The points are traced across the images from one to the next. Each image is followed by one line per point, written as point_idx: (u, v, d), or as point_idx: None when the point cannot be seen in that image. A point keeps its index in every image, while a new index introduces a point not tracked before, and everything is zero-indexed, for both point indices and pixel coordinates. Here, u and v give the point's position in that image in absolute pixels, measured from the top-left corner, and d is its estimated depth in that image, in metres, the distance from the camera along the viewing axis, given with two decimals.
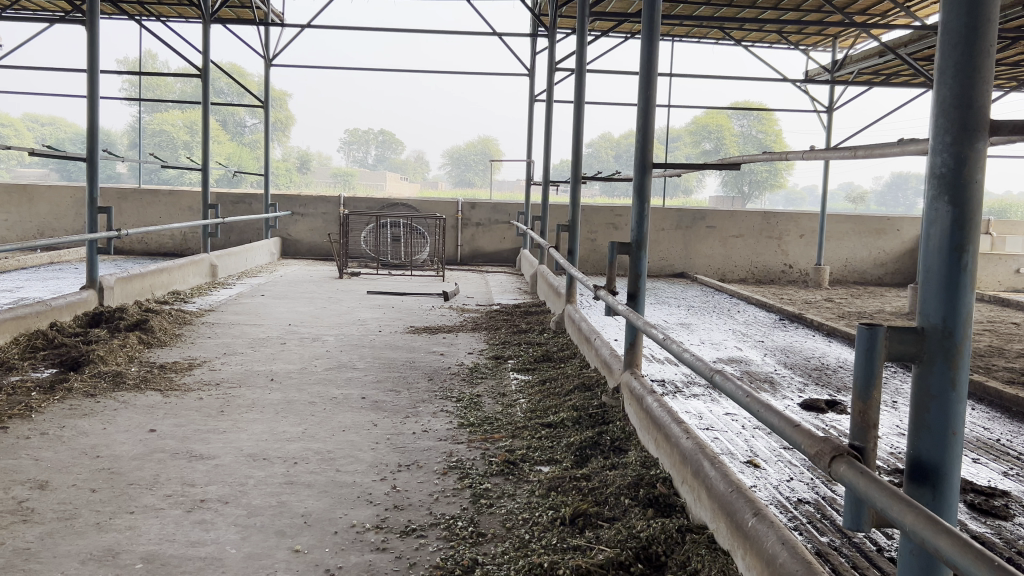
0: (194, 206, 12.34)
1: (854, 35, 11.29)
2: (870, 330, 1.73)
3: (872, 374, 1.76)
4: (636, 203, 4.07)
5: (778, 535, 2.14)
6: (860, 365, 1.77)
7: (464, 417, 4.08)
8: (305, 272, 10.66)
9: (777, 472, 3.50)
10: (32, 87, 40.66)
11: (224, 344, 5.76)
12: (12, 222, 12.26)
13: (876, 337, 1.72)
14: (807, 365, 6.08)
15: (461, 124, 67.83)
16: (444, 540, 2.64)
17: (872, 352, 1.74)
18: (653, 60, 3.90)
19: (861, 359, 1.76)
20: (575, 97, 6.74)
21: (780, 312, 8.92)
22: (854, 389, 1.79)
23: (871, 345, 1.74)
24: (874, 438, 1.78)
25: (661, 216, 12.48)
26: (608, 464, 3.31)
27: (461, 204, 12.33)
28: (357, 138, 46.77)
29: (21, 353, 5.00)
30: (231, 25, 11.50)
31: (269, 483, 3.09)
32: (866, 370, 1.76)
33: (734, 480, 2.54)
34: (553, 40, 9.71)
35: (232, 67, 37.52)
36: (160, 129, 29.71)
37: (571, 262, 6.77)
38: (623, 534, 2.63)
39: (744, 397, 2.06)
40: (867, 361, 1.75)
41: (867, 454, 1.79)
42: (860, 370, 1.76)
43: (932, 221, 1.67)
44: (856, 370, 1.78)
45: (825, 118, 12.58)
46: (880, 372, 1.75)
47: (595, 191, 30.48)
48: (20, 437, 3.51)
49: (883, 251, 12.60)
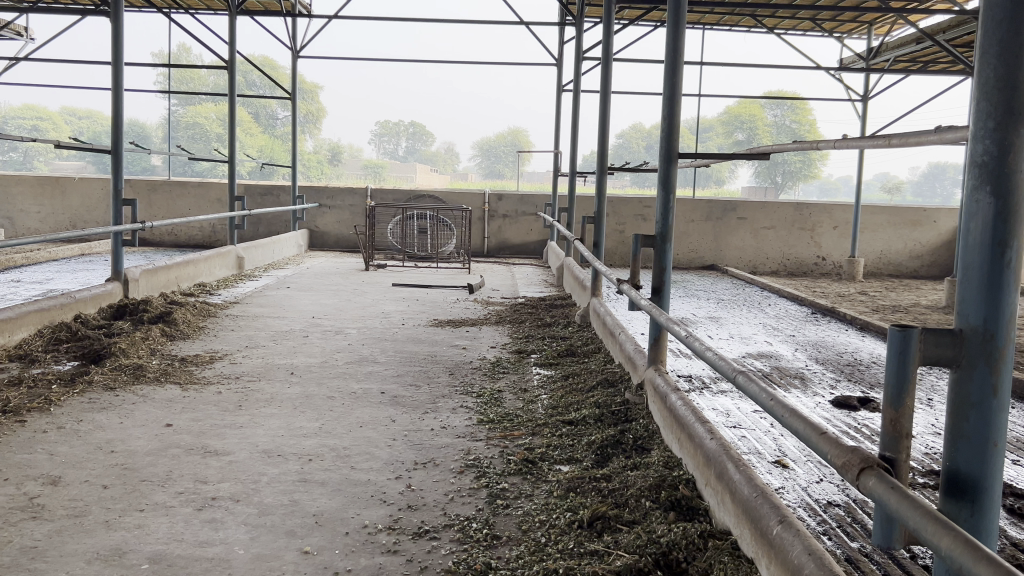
0: (223, 198, 12.39)
1: (891, 21, 11.00)
2: (904, 332, 1.61)
3: (904, 378, 1.64)
4: (661, 195, 3.94)
5: (803, 544, 2.02)
6: (891, 368, 1.65)
7: (484, 413, 4.01)
8: (331, 264, 10.63)
9: (807, 473, 3.38)
10: (68, 80, 41.19)
11: (247, 337, 5.73)
12: (45, 214, 12.41)
13: (910, 339, 1.61)
14: (840, 361, 5.91)
15: (491, 116, 67.74)
16: (457, 543, 2.57)
17: (906, 355, 1.62)
18: (679, 46, 3.76)
19: (892, 364, 1.64)
20: (602, 87, 6.59)
21: (812, 305, 8.73)
22: (886, 394, 1.68)
23: (905, 347, 1.62)
24: (907, 449, 1.67)
25: (690, 207, 12.27)
26: (629, 464, 3.21)
27: (488, 196, 12.25)
28: (386, 130, 46.81)
29: (45, 345, 5.00)
30: (259, 17, 11.49)
31: (282, 481, 3.03)
32: (898, 373, 1.65)
33: (759, 483, 2.43)
34: (580, 29, 9.56)
35: (264, 60, 37.74)
36: (194, 122, 29.89)
37: (596, 255, 6.64)
38: (643, 539, 2.53)
39: (767, 401, 1.95)
40: (900, 363, 1.62)
41: (898, 465, 1.68)
42: (892, 374, 1.64)
43: (972, 216, 1.55)
44: (887, 373, 1.67)
45: (859, 107, 12.31)
46: (913, 375, 1.63)
47: (626, 182, 30.18)
48: (37, 431, 3.49)
49: (919, 243, 12.32)
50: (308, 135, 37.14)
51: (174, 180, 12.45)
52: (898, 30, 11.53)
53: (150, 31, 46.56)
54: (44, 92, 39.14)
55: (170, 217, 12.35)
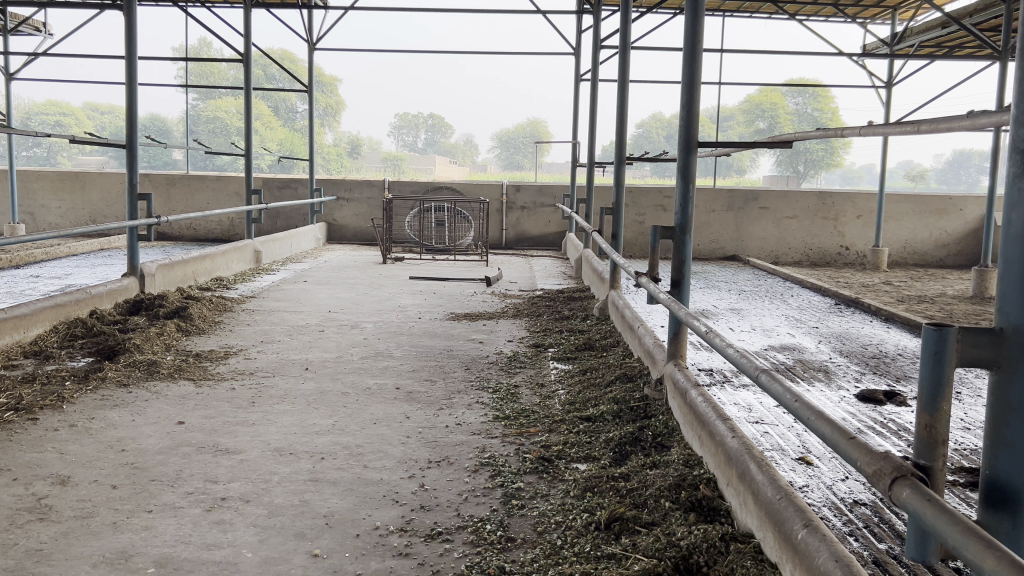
0: (241, 191, 12.38)
1: (915, 6, 10.78)
2: (941, 331, 1.51)
3: (941, 382, 1.54)
4: (680, 183, 3.82)
5: (830, 550, 1.93)
6: (927, 369, 1.56)
7: (499, 409, 3.94)
8: (350, 257, 10.58)
9: (831, 470, 3.29)
10: (89, 76, 41.45)
11: (262, 332, 5.68)
12: (65, 209, 12.46)
13: (948, 338, 1.51)
14: (864, 353, 5.78)
15: (509, 108, 67.68)
16: (470, 545, 2.49)
17: (941, 355, 1.53)
18: (698, 33, 3.64)
19: (926, 366, 1.55)
20: (619, 77, 6.46)
21: (836, 295, 8.59)
22: (920, 398, 1.59)
23: (941, 348, 1.53)
24: (943, 457, 1.57)
25: (711, 197, 12.12)
26: (648, 463, 3.13)
27: (506, 187, 12.17)
28: (407, 121, 46.47)
29: (60, 341, 4.99)
30: (274, 10, 11.44)
31: (293, 480, 2.98)
32: (933, 375, 1.56)
33: (782, 485, 2.33)
34: (598, 17, 9.41)
35: (283, 54, 37.79)
36: (214, 116, 29.89)
37: (616, 246, 6.51)
38: (662, 542, 2.45)
39: (791, 401, 1.84)
40: (936, 365, 1.53)
41: (934, 474, 1.58)
42: (927, 378, 1.55)
43: (1014, 205, 1.48)
44: (922, 375, 1.57)
45: (883, 94, 12.11)
46: (950, 378, 1.53)
47: (647, 172, 29.95)
48: (49, 429, 3.45)
49: (945, 231, 12.10)
50: (328, 128, 37.18)
51: (192, 174, 12.46)
52: (923, 14, 11.28)
53: (168, 26, 46.72)
54: (67, 89, 39.30)
55: (189, 211, 12.37)
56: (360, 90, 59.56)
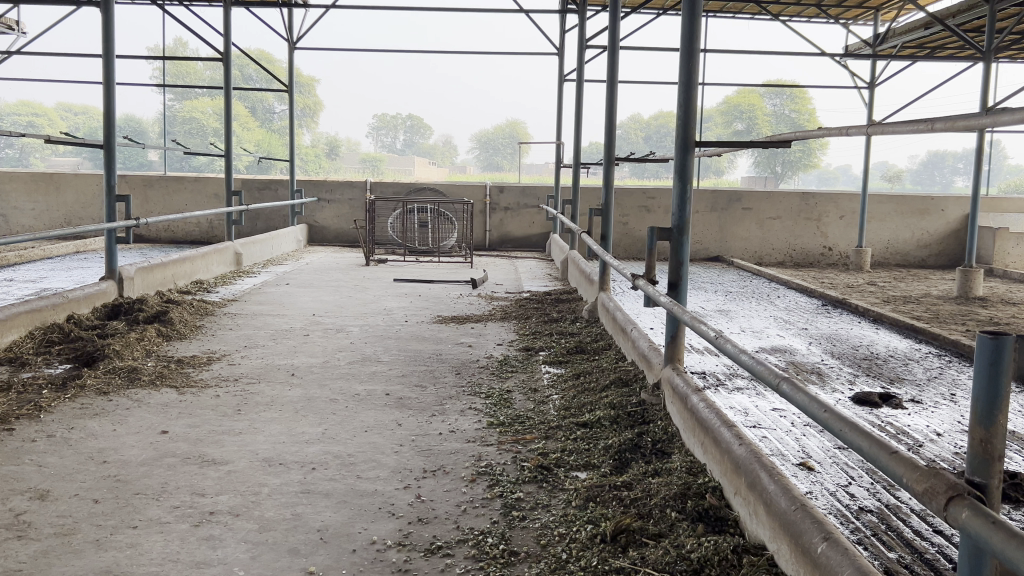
0: (220, 193, 12.19)
1: (898, 7, 10.77)
2: (998, 340, 1.46)
3: (996, 396, 1.48)
4: (677, 184, 3.73)
5: (852, 564, 1.84)
6: (981, 383, 1.49)
7: (493, 416, 3.83)
8: (331, 259, 10.45)
9: (834, 476, 3.22)
10: (60, 74, 40.82)
11: (246, 336, 5.55)
12: (39, 210, 12.22)
13: (1005, 348, 1.47)
14: (856, 355, 5.74)
15: (488, 109, 67.65)
16: (472, 560, 2.40)
17: (998, 367, 1.47)
18: (695, 32, 3.55)
19: (982, 376, 1.49)
20: (608, 77, 6.38)
21: (823, 296, 8.57)
22: (973, 412, 1.52)
23: (998, 358, 1.48)
24: (999, 473, 1.51)
25: (695, 199, 12.08)
26: (650, 471, 3.05)
27: (489, 188, 12.08)
28: (386, 122, 46.01)
29: (36, 347, 4.83)
30: (254, 8, 11.25)
31: (284, 492, 2.87)
32: (988, 390, 1.49)
33: (796, 494, 2.25)
34: (583, 16, 9.32)
35: (261, 55, 37.44)
36: (190, 116, 29.54)
37: (604, 247, 6.41)
38: (671, 555, 2.36)
39: (822, 413, 1.76)
40: (992, 376, 1.48)
41: (989, 492, 1.51)
42: (982, 390, 1.49)
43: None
44: (975, 390, 1.51)
45: (866, 95, 12.11)
46: (1007, 392, 1.48)
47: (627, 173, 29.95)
48: (26, 440, 3.31)
49: (927, 232, 12.14)
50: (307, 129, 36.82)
51: (170, 175, 12.25)
52: (905, 15, 11.27)
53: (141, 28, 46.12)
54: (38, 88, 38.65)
55: (167, 212, 12.15)
56: (338, 92, 59.25)
